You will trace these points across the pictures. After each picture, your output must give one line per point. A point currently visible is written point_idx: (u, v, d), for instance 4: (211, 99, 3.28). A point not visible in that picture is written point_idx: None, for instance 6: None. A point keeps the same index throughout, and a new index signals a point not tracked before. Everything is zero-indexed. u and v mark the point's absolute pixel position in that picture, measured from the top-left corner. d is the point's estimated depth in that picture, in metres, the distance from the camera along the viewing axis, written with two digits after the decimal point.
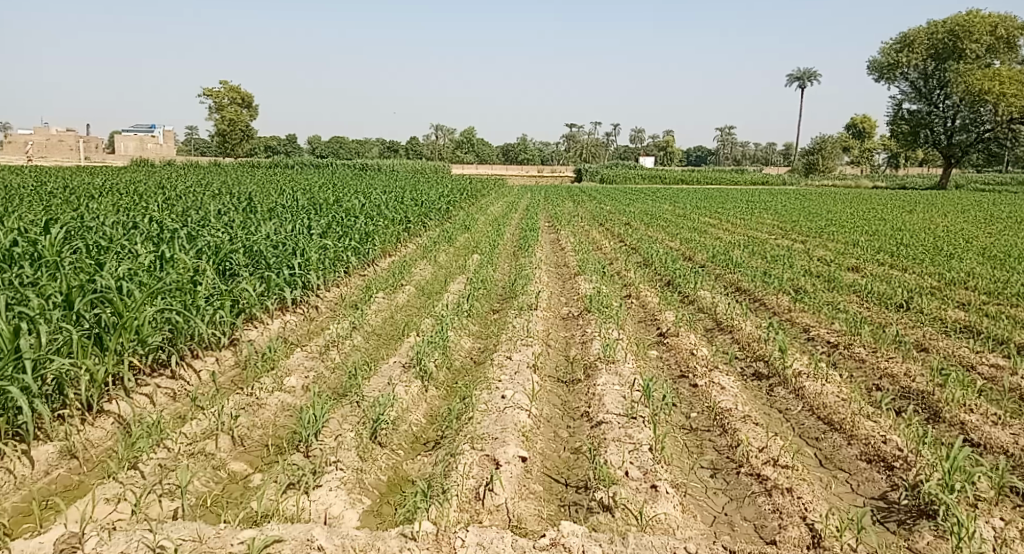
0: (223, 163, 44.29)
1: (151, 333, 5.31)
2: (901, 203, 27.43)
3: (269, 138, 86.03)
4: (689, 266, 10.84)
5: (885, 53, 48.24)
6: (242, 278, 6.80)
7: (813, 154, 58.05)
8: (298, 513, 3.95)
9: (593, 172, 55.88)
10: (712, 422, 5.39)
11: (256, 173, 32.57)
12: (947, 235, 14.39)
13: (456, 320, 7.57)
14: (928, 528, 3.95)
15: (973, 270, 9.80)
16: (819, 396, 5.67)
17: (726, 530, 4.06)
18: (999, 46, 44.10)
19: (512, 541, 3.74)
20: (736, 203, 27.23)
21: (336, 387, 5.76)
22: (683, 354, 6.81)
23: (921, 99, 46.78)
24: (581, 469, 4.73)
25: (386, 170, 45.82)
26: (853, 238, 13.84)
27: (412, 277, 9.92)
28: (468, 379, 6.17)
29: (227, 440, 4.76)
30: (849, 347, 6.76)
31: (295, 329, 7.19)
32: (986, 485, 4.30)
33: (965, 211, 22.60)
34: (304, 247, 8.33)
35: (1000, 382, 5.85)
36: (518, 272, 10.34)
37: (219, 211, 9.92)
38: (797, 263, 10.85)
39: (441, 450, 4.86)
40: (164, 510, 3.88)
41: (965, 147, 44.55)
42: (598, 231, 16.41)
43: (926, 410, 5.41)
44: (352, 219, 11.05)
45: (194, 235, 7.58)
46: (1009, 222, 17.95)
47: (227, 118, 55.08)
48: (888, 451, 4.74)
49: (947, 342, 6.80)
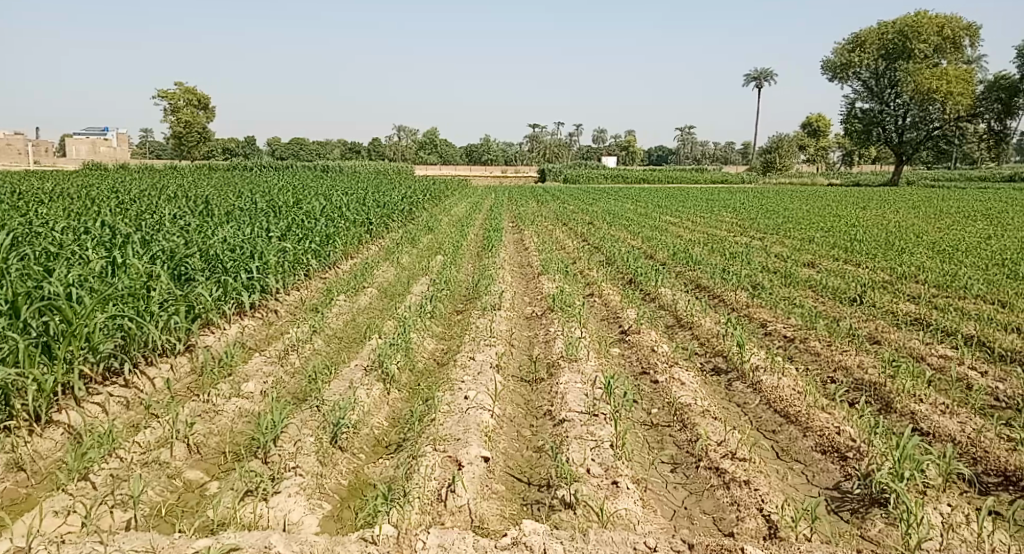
0: (179, 166, 43.50)
1: (103, 340, 5.18)
2: (852, 199, 28.30)
3: (228, 142, 84.62)
4: (651, 264, 10.95)
5: (837, 52, 49.03)
6: (198, 282, 6.64)
7: (769, 153, 59.20)
8: (255, 520, 3.91)
9: (555, 172, 56.26)
10: (673, 418, 5.46)
11: (207, 173, 32.02)
12: (899, 231, 14.80)
13: (420, 322, 7.52)
14: (879, 516, 4.07)
15: (922, 264, 10.06)
16: (775, 389, 5.78)
17: (685, 524, 4.12)
18: (946, 46, 45.47)
19: (474, 541, 3.74)
20: (696, 201, 27.74)
21: (294, 392, 5.68)
22: (644, 350, 6.88)
23: (872, 99, 47.82)
24: (544, 468, 4.76)
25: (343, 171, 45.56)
26: (809, 234, 14.16)
27: (375, 280, 9.82)
28: (432, 381, 6.14)
29: (182, 448, 4.68)
30: (805, 341, 6.90)
31: (253, 333, 7.07)
32: (935, 472, 4.43)
33: (910, 206, 23.47)
34: (263, 250, 8.19)
35: (948, 372, 6.03)
36: (482, 273, 10.32)
37: (174, 214, 9.70)
38: (755, 259, 11.05)
39: (403, 453, 4.84)
40: (116, 522, 3.81)
41: (915, 144, 45.99)
42: (561, 231, 16.50)
43: (878, 401, 5.57)
44: (312, 221, 10.93)
45: (148, 240, 7.42)
46: (956, 218, 18.56)
47: (183, 121, 53.94)
48: (842, 442, 4.87)
49: (899, 334, 6.99)
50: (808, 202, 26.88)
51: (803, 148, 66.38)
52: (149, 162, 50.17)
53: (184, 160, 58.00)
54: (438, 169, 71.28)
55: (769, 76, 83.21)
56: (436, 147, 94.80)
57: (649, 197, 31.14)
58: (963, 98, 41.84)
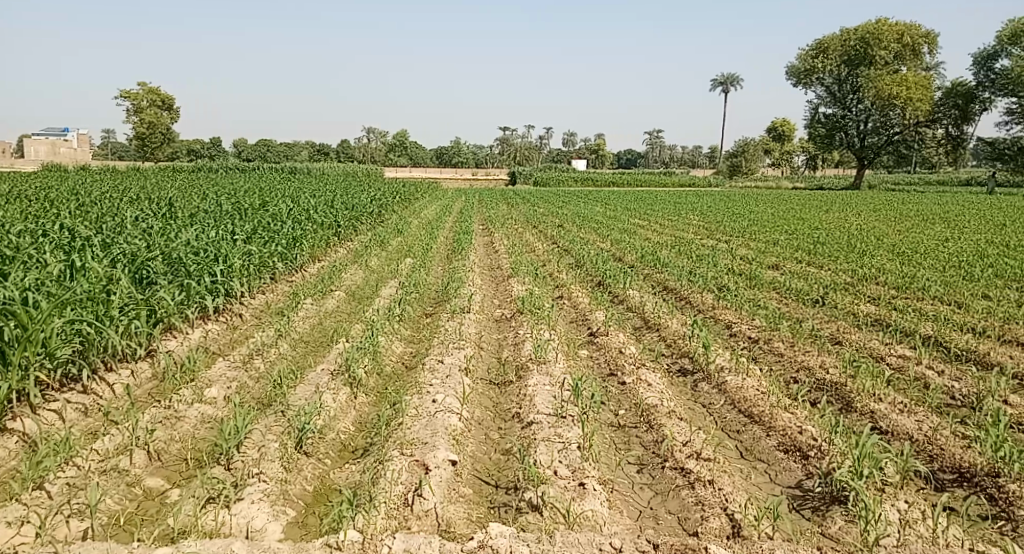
0: (142, 168, 42.72)
1: (60, 346, 5.06)
2: (816, 202, 28.89)
3: (196, 144, 83.22)
4: (620, 266, 11.05)
5: (802, 58, 49.88)
6: (160, 286, 6.52)
7: (737, 158, 60.12)
8: (217, 528, 3.85)
9: (526, 174, 56.38)
10: (640, 419, 5.51)
11: (169, 175, 31.46)
12: (861, 233, 15.14)
13: (388, 325, 7.48)
14: (840, 514, 4.15)
15: (882, 266, 10.32)
16: (740, 390, 5.87)
17: (651, 524, 4.16)
18: (906, 53, 46.59)
19: (440, 545, 3.72)
20: (664, 203, 28.05)
21: (259, 397, 5.61)
22: (612, 352, 6.93)
23: (835, 104, 48.79)
24: (512, 470, 4.77)
25: (312, 173, 45.13)
26: (774, 237, 14.42)
27: (342, 283, 9.74)
28: (399, 385, 6.11)
29: (143, 456, 4.59)
30: (769, 342, 7.02)
31: (217, 338, 6.97)
32: (893, 470, 4.54)
33: (871, 210, 24.01)
34: (228, 253, 8.06)
35: (907, 371, 6.19)
36: (451, 275, 10.31)
37: (135, 217, 9.52)
38: (722, 261, 11.22)
39: (370, 457, 4.81)
40: (72, 531, 3.71)
41: (876, 149, 47.21)
42: (531, 233, 16.57)
43: (839, 400, 5.69)
44: (279, 224, 10.81)
45: (109, 243, 7.27)
46: (916, 220, 19.08)
47: (147, 121, 52.91)
48: (804, 441, 4.96)
49: (859, 334, 7.15)
50: (773, 204, 27.35)
51: (768, 152, 67.53)
52: (111, 164, 49.15)
53: (149, 161, 56.86)
54: (409, 171, 70.90)
55: (735, 82, 84.64)
56: (407, 150, 94.47)
57: (613, 201, 31.37)
58: (922, 104, 42.99)
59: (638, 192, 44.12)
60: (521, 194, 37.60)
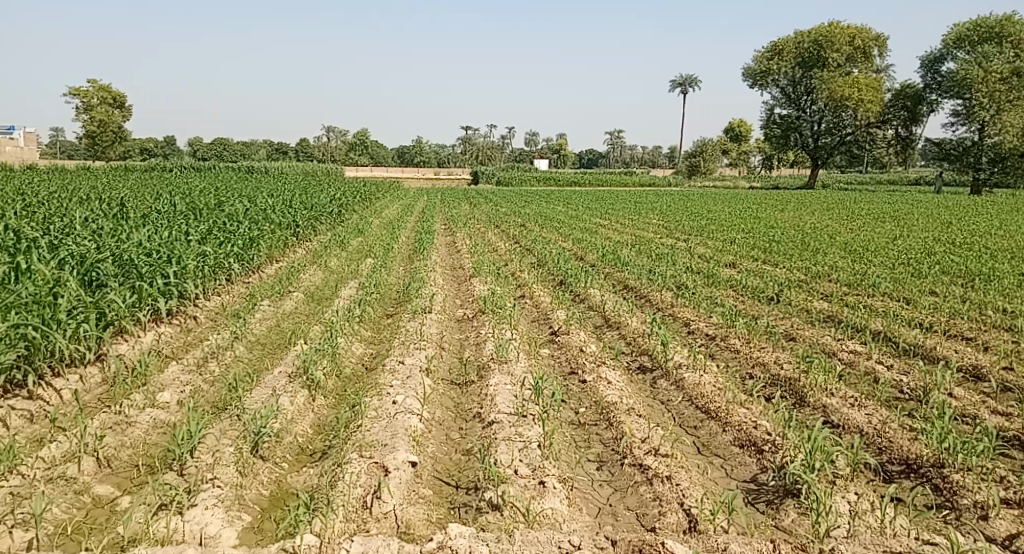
0: (92, 167, 41.46)
1: (3, 351, 4.88)
2: (772, 201, 29.55)
3: (152, 142, 81.07)
4: (581, 265, 11.14)
5: (758, 60, 51.06)
6: (110, 289, 6.34)
7: (694, 158, 60.90)
8: (169, 535, 3.76)
9: (488, 174, 56.34)
10: (600, 416, 5.57)
11: (118, 174, 30.62)
12: (815, 232, 15.51)
13: (347, 326, 7.40)
14: (793, 506, 4.26)
15: (835, 263, 10.60)
16: (697, 386, 5.97)
17: (609, 521, 4.21)
18: (857, 55, 47.78)
19: (399, 547, 3.70)
20: (625, 203, 28.37)
21: (213, 401, 5.50)
22: (573, 351, 6.98)
23: (790, 104, 50.03)
24: (472, 470, 4.77)
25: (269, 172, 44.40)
26: (732, 235, 14.71)
27: (301, 284, 9.61)
28: (359, 387, 6.05)
29: (92, 463, 4.46)
30: (725, 339, 7.15)
31: (170, 341, 6.81)
32: (844, 462, 4.67)
33: (824, 209, 24.63)
34: (182, 254, 7.87)
35: (857, 366, 6.37)
36: (413, 275, 10.26)
37: (85, 217, 9.26)
38: (680, 260, 11.40)
39: (328, 461, 4.75)
40: (16, 542, 3.59)
41: (829, 149, 48.56)
42: (493, 233, 16.60)
43: (793, 395, 5.83)
44: (235, 224, 10.61)
45: (56, 245, 7.05)
46: (867, 219, 19.66)
47: (98, 119, 51.31)
48: (759, 435, 5.07)
49: (812, 331, 7.34)
50: (731, 204, 27.84)
51: (726, 152, 68.77)
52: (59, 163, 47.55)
53: (101, 159, 55.17)
54: (371, 170, 70.23)
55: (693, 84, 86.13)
56: (368, 149, 93.51)
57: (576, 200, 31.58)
58: (873, 105, 44.33)
59: (601, 191, 44.43)
60: (482, 193, 37.58)
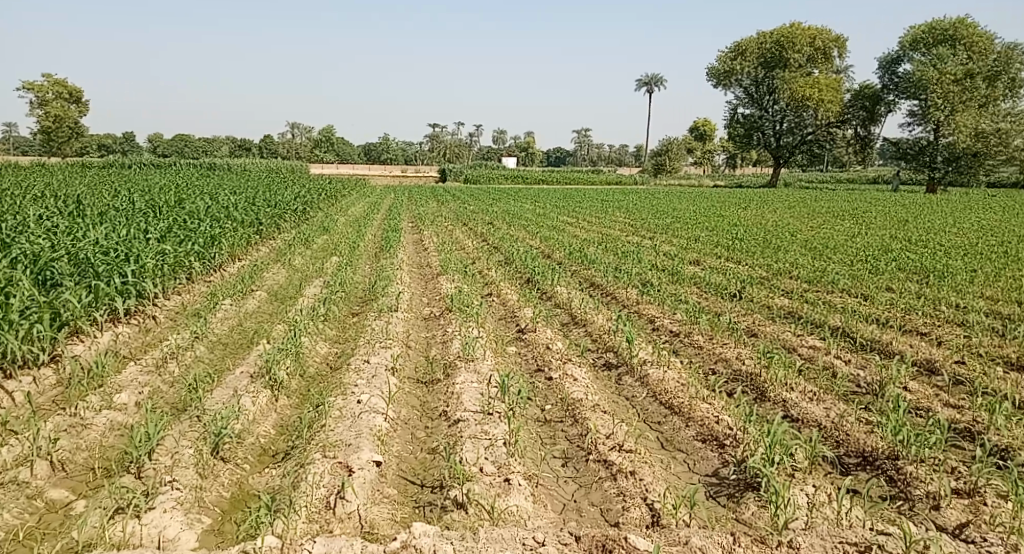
0: (46, 163, 40.20)
1: None
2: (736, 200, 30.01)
3: (112, 138, 78.90)
4: (548, 263, 11.18)
5: (723, 60, 51.77)
6: (64, 288, 6.16)
7: (661, 157, 61.56)
8: (125, 539, 3.68)
9: (457, 172, 56.09)
10: (565, 413, 5.60)
11: (70, 171, 29.72)
12: (777, 229, 15.82)
13: (312, 325, 7.32)
14: (753, 499, 4.35)
15: (796, 261, 10.82)
16: (661, 382, 6.05)
17: (574, 517, 4.24)
18: (817, 55, 48.74)
19: (362, 547, 3.68)
20: (591, 201, 28.56)
21: (172, 402, 5.39)
22: (540, 348, 7.01)
23: (753, 104, 50.79)
24: (437, 469, 4.76)
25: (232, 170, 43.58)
26: (696, 233, 14.91)
27: (263, 282, 9.47)
28: (323, 386, 5.99)
29: (45, 467, 4.34)
30: (689, 335, 7.26)
31: (128, 342, 6.65)
32: (803, 455, 4.78)
33: (787, 207, 25.15)
34: (140, 252, 7.69)
35: (816, 361, 6.53)
36: (379, 274, 10.19)
37: (39, 214, 8.99)
38: (646, 258, 11.52)
39: (291, 461, 4.70)
40: None
41: (791, 148, 49.49)
42: (460, 231, 16.55)
43: (754, 390, 5.95)
44: (196, 222, 10.40)
45: (7, 243, 6.82)
46: (827, 216, 20.13)
47: (53, 115, 49.71)
48: (721, 430, 5.16)
49: (773, 327, 7.49)
50: (696, 202, 28.23)
51: (692, 151, 69.54)
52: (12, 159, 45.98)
53: (57, 155, 53.49)
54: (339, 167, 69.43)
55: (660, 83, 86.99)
56: (333, 146, 92.17)
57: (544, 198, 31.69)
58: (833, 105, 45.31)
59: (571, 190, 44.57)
60: (449, 191, 37.44)
